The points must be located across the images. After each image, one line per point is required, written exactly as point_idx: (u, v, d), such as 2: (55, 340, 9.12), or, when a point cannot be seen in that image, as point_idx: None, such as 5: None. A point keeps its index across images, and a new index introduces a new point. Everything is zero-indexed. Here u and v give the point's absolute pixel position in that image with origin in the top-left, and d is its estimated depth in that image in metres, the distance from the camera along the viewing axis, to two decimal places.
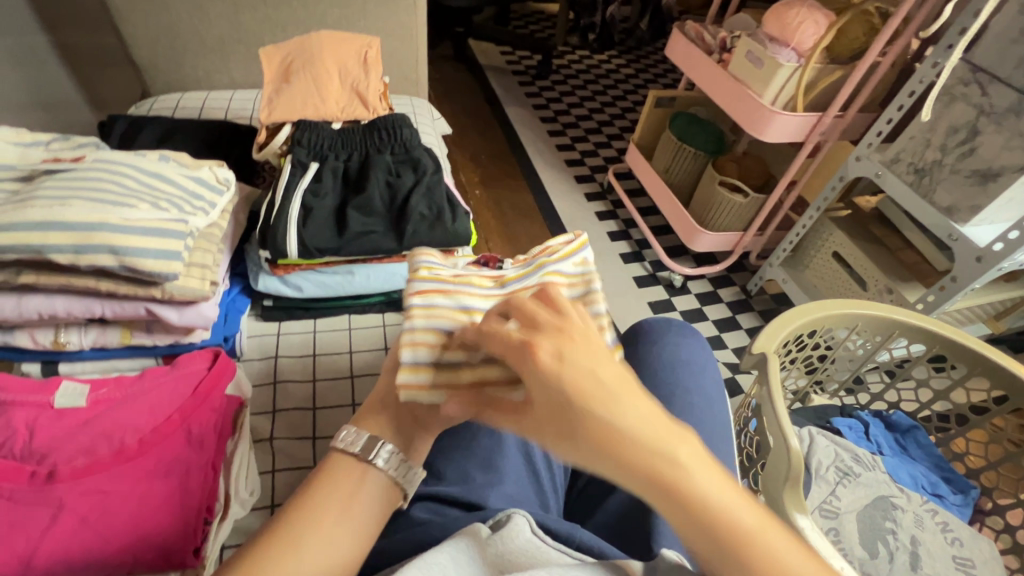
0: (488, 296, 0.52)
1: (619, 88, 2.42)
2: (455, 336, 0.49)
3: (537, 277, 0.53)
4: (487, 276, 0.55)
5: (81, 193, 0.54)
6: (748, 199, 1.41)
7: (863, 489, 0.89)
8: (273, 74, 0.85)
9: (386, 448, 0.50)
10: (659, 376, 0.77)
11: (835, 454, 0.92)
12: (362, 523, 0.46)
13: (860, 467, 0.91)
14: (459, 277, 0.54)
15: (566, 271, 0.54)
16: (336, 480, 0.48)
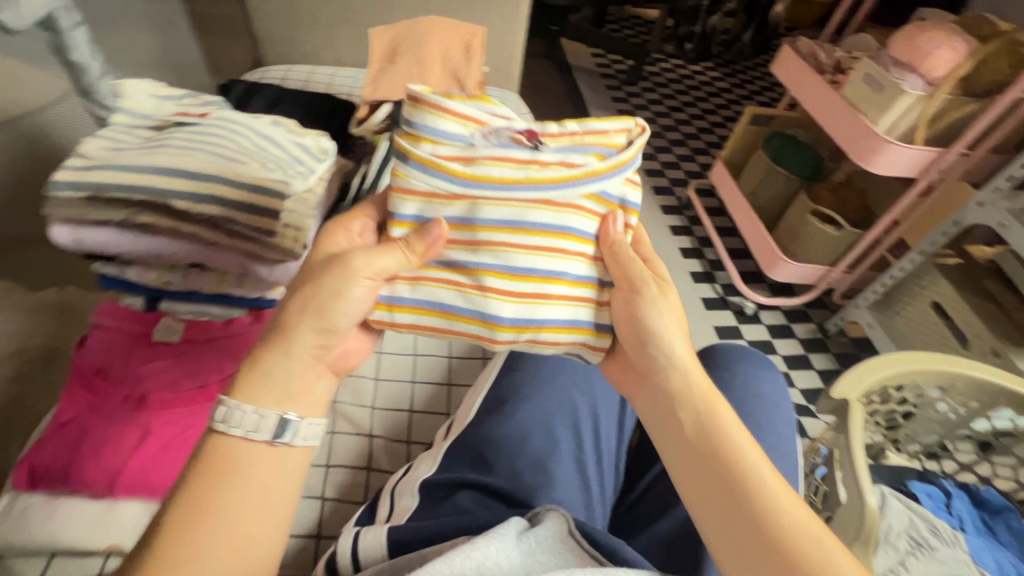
0: (507, 205, 0.50)
1: (710, 101, 2.33)
2: (455, 260, 0.51)
3: (572, 197, 0.51)
4: (514, 163, 0.50)
5: (202, 147, 0.58)
6: (840, 232, 1.32)
7: (941, 567, 0.79)
8: (380, 54, 0.89)
9: (297, 421, 0.46)
10: (728, 405, 0.73)
11: (910, 524, 0.82)
12: (276, 496, 0.43)
13: (939, 545, 0.81)
14: (478, 167, 0.50)
15: (606, 194, 0.53)
16: (238, 461, 0.43)
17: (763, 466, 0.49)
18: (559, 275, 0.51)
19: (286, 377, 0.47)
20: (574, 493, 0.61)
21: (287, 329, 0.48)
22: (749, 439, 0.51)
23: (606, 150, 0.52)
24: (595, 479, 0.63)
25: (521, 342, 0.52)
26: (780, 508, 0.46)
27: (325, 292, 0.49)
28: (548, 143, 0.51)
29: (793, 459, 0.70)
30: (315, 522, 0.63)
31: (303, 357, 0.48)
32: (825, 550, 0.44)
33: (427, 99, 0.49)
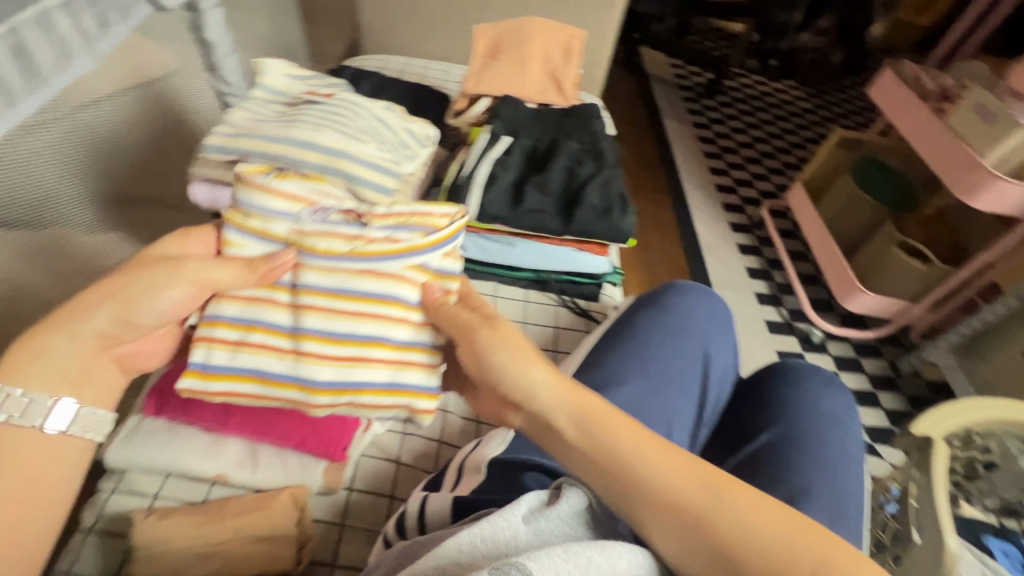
0: (327, 276, 0.53)
1: (790, 121, 2.26)
2: (277, 322, 0.53)
3: (398, 266, 0.54)
4: (345, 236, 0.54)
5: (331, 124, 0.63)
6: (928, 267, 1.26)
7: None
8: (483, 50, 0.92)
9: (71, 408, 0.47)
10: (799, 422, 0.70)
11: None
12: (44, 483, 0.46)
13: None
14: (305, 236, 0.53)
15: (430, 263, 0.56)
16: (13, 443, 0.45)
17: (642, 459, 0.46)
18: (381, 340, 0.54)
19: (62, 359, 0.48)
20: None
21: (76, 316, 0.48)
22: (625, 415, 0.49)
23: (428, 228, 0.55)
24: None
25: (338, 407, 0.54)
26: (681, 474, 0.45)
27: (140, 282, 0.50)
28: (373, 222, 0.54)
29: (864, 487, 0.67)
30: (390, 482, 0.67)
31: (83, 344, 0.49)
32: (735, 498, 0.44)
33: (252, 180, 0.52)
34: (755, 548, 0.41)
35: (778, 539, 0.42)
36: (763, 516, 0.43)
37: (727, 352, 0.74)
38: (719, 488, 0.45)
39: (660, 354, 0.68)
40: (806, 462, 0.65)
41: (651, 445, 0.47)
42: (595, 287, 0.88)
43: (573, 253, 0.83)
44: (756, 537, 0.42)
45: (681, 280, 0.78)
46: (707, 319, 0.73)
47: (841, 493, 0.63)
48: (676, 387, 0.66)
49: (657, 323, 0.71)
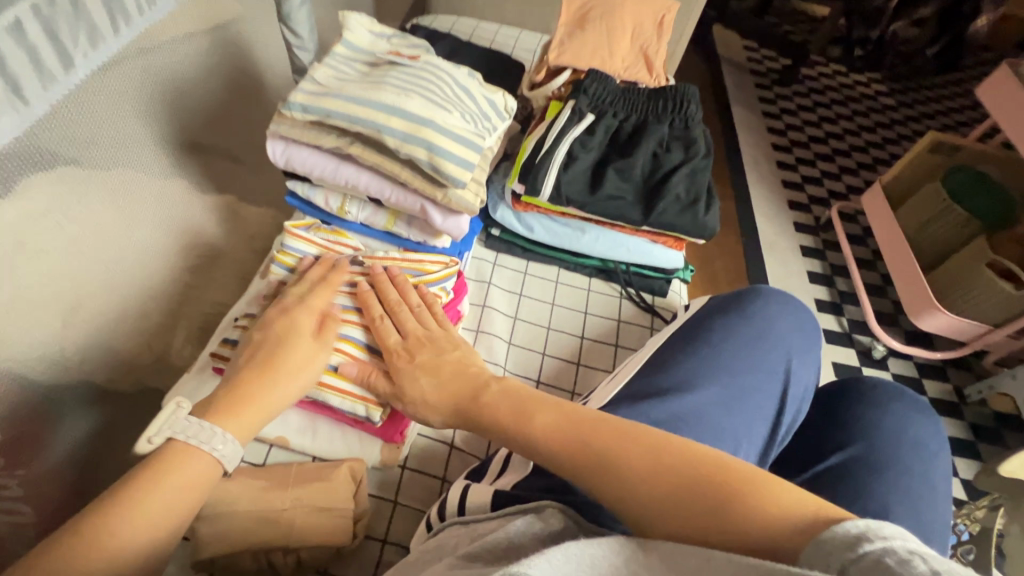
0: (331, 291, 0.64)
1: (870, 116, 2.11)
2: None
3: None
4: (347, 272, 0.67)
5: (417, 89, 0.60)
6: (1020, 292, 1.16)
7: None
8: (570, 18, 0.86)
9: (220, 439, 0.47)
10: (882, 447, 0.63)
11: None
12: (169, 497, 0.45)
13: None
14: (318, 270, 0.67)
15: None
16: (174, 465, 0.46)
17: (536, 425, 0.50)
18: (352, 340, 0.61)
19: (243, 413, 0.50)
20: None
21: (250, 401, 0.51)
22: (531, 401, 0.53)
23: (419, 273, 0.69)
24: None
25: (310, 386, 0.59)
26: (583, 461, 0.46)
27: (290, 351, 0.55)
28: (373, 263, 0.68)
29: (945, 521, 0.60)
30: (442, 463, 0.65)
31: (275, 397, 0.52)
32: (638, 472, 0.44)
33: (294, 231, 0.68)
34: (655, 514, 0.43)
35: (663, 470, 0.44)
36: (660, 459, 0.45)
37: (811, 368, 0.68)
38: (624, 465, 0.45)
39: (740, 363, 0.63)
40: (885, 490, 0.59)
41: (550, 433, 0.49)
42: (664, 282, 0.84)
43: (646, 243, 0.79)
44: (640, 474, 0.44)
45: (765, 286, 0.73)
46: (788, 329, 0.68)
47: (923, 533, 0.56)
48: (751, 399, 0.61)
49: (737, 329, 0.67)
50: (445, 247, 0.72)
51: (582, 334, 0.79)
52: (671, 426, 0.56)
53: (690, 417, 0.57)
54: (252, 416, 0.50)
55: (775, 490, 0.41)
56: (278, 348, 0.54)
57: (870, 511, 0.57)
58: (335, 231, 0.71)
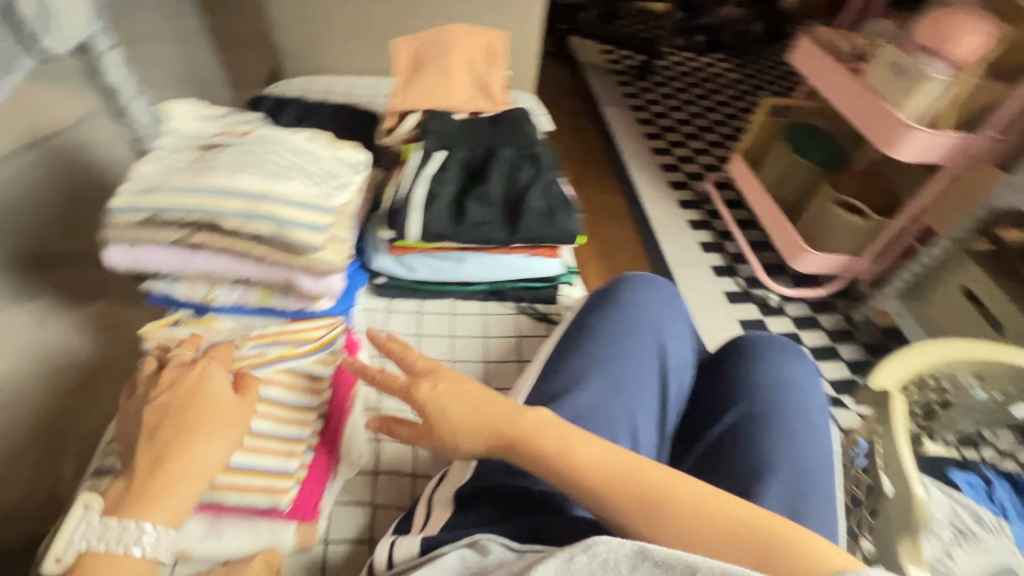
0: None
1: (723, 93, 2.33)
2: None
3: (267, 371, 0.63)
4: None
5: (251, 165, 0.60)
6: (866, 221, 1.33)
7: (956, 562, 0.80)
8: (405, 65, 0.90)
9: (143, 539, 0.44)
10: (761, 395, 0.69)
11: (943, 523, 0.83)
12: None
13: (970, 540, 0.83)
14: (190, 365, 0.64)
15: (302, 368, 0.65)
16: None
17: (580, 455, 0.47)
18: None
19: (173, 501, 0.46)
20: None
21: (162, 493, 0.46)
22: (572, 434, 0.49)
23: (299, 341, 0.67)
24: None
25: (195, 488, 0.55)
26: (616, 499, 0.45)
27: (209, 406, 0.50)
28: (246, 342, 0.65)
29: (829, 447, 0.66)
30: (368, 525, 0.64)
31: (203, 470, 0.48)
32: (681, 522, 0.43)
33: (153, 333, 0.65)
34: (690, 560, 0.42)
35: (710, 523, 0.43)
36: (709, 503, 0.44)
37: (685, 339, 0.74)
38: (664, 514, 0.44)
39: (624, 355, 0.68)
40: (771, 435, 0.64)
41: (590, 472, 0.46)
42: (553, 289, 0.88)
43: (523, 258, 0.83)
44: (686, 527, 0.43)
45: (632, 272, 0.78)
46: (657, 308, 0.74)
47: (812, 467, 0.62)
48: (641, 388, 0.65)
49: (616, 322, 0.71)
50: (326, 311, 0.72)
51: (485, 358, 0.81)
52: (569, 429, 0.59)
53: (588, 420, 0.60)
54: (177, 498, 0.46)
55: (822, 546, 0.40)
56: (191, 414, 0.49)
57: (761, 460, 0.62)
58: (203, 322, 0.69)
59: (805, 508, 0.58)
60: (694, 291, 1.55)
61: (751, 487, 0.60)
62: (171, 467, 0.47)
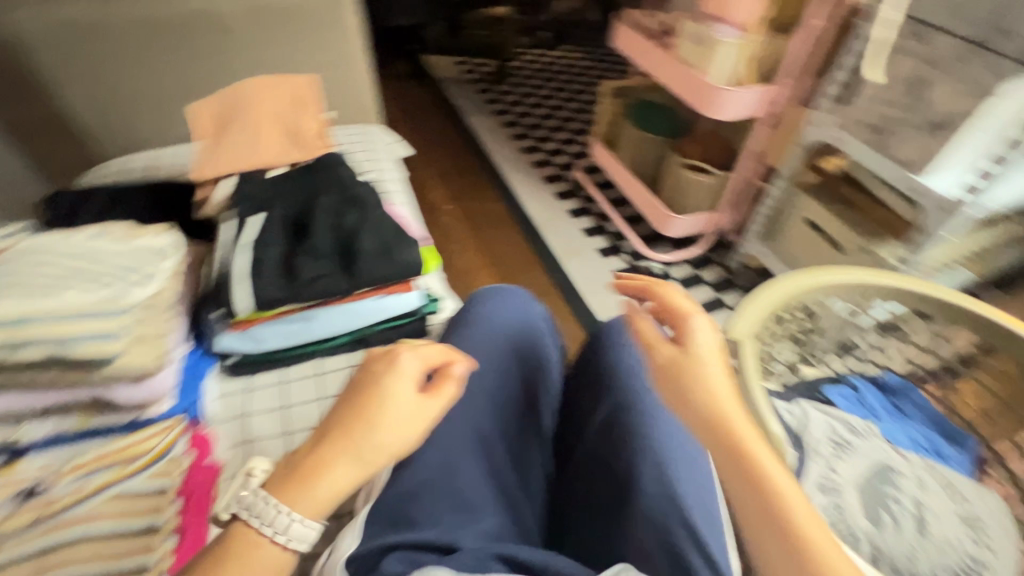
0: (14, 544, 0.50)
1: (578, 81, 2.43)
2: None
3: (96, 504, 0.55)
4: (30, 509, 0.53)
5: (14, 288, 0.56)
6: (713, 178, 1.42)
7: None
8: (209, 128, 0.85)
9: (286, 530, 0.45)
10: (622, 379, 0.74)
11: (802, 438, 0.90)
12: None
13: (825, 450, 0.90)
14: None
15: (140, 487, 0.58)
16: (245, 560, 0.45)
17: (760, 461, 0.44)
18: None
19: (327, 485, 0.47)
20: (500, 516, 0.62)
21: (321, 468, 0.47)
22: (767, 440, 0.46)
23: (131, 458, 0.60)
24: (529, 504, 0.65)
25: None
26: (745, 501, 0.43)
27: (393, 414, 0.49)
28: (59, 481, 0.56)
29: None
30: None
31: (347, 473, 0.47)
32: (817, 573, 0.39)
33: None
34: None
35: None
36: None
37: (538, 343, 0.81)
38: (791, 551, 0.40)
39: (484, 374, 0.74)
40: (642, 419, 0.68)
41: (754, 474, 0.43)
42: (418, 322, 0.86)
43: (375, 300, 0.80)
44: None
45: (474, 292, 0.86)
46: (505, 321, 0.81)
47: (687, 438, 0.66)
48: (504, 402, 0.73)
49: (473, 345, 0.77)
50: (167, 409, 0.67)
51: None
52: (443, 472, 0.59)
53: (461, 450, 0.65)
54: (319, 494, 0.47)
55: None
56: (359, 410, 0.49)
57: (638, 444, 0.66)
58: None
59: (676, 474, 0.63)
60: (586, 277, 1.60)
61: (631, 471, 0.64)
62: (327, 453, 0.48)
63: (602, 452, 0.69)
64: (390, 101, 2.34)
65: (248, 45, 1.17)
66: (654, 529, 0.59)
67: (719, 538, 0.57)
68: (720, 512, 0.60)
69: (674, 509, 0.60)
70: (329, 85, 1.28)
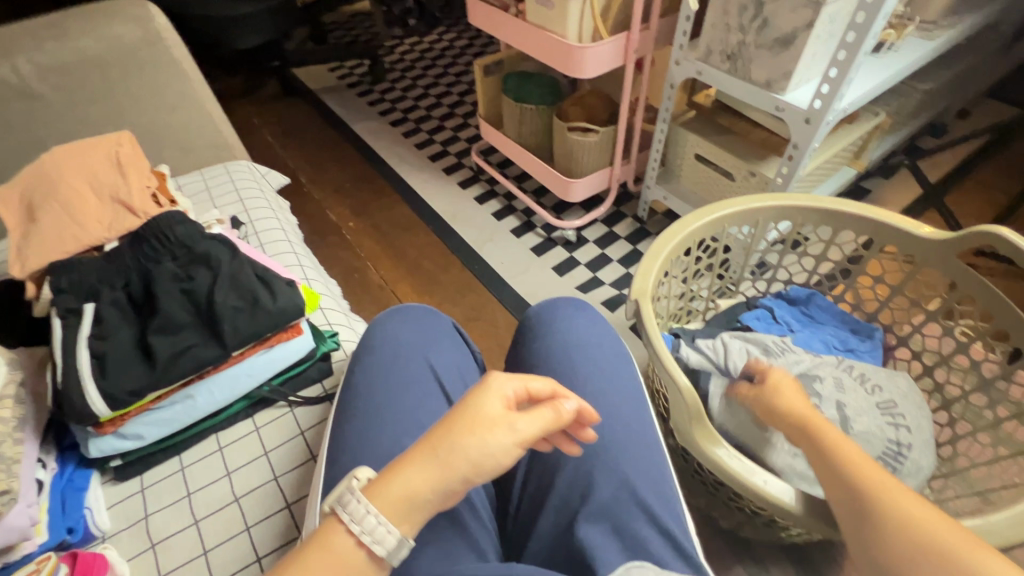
0: None
1: (457, 62, 2.35)
2: None
3: None
4: None
5: None
6: (600, 135, 1.41)
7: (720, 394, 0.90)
8: (15, 220, 0.73)
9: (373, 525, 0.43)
10: (548, 371, 0.73)
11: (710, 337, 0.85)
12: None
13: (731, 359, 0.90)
14: None
15: None
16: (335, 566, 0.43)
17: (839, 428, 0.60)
18: None
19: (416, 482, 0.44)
20: (451, 538, 0.60)
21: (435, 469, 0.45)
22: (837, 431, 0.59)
23: None
24: (474, 518, 0.63)
25: None
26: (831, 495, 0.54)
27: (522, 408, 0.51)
28: None
29: (635, 386, 0.72)
30: None
31: (428, 489, 0.44)
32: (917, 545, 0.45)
33: None
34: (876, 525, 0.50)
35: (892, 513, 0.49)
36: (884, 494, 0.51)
37: (453, 352, 0.78)
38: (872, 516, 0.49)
39: (395, 399, 0.69)
40: None
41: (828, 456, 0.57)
42: (319, 363, 0.81)
43: (264, 355, 0.74)
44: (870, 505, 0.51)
45: (378, 314, 0.80)
46: (413, 337, 0.76)
47: (625, 412, 0.68)
48: (426, 422, 0.68)
49: (387, 371, 0.72)
50: (42, 542, 0.59)
51: (274, 475, 0.72)
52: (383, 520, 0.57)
53: None
54: (401, 507, 0.44)
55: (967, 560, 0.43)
56: (443, 434, 0.46)
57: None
58: None
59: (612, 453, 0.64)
60: (506, 261, 1.58)
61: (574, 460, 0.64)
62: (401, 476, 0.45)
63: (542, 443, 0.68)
64: (265, 126, 2.19)
65: (56, 108, 1.04)
66: (605, 513, 0.59)
67: (666, 501, 0.61)
68: (666, 475, 0.63)
69: (621, 485, 0.61)
70: (172, 130, 1.17)
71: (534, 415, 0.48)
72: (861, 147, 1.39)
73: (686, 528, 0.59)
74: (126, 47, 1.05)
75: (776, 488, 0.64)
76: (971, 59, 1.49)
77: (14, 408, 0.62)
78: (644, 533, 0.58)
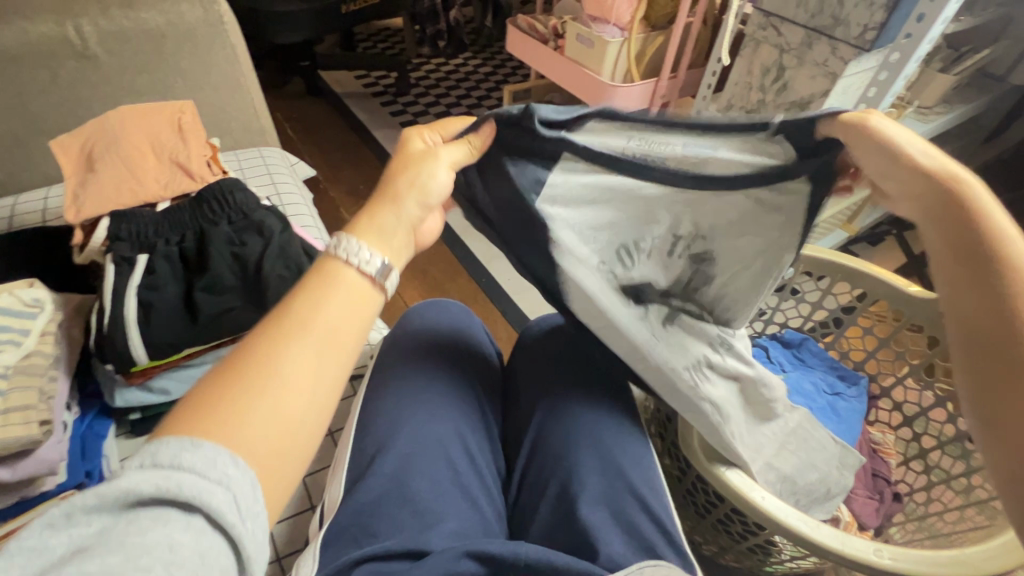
0: None
1: (480, 87, 2.46)
2: None
3: None
4: None
5: None
6: None
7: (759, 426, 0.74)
8: (73, 168, 0.76)
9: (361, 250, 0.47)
10: (561, 378, 0.76)
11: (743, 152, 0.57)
12: (310, 343, 0.43)
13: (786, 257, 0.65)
14: None
15: None
16: (310, 306, 0.45)
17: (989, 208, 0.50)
18: None
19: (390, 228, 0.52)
20: (468, 516, 0.62)
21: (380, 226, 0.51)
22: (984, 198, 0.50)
23: None
24: (488, 501, 0.66)
25: None
26: (954, 273, 0.50)
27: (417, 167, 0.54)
28: None
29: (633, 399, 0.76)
30: None
31: (402, 225, 0.52)
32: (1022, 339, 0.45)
33: None
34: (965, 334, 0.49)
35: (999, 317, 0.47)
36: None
37: (479, 349, 0.81)
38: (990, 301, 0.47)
39: (415, 383, 0.72)
40: (585, 411, 0.72)
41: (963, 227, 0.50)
42: None
43: None
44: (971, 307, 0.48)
45: (413, 303, 0.82)
46: (442, 330, 0.78)
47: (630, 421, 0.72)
48: (448, 410, 0.70)
49: (424, 357, 0.74)
50: (61, 482, 0.60)
51: None
52: (401, 489, 0.61)
53: (410, 460, 0.64)
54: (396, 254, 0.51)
55: None
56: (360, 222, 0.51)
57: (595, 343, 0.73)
58: None
59: (613, 450, 0.67)
60: (512, 278, 1.62)
61: (590, 456, 0.67)
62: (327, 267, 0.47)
63: (547, 437, 0.70)
64: (287, 122, 2.23)
65: (108, 72, 1.07)
66: (606, 502, 0.62)
67: (658, 495, 0.64)
68: (658, 476, 0.67)
69: (622, 480, 0.65)
70: (214, 110, 1.20)
71: (454, 143, 0.56)
72: (854, 213, 1.50)
73: (676, 526, 0.61)
74: (188, 24, 1.10)
75: (773, 505, 0.61)
76: (955, 146, 1.63)
77: (54, 346, 0.64)
78: (639, 522, 0.61)
